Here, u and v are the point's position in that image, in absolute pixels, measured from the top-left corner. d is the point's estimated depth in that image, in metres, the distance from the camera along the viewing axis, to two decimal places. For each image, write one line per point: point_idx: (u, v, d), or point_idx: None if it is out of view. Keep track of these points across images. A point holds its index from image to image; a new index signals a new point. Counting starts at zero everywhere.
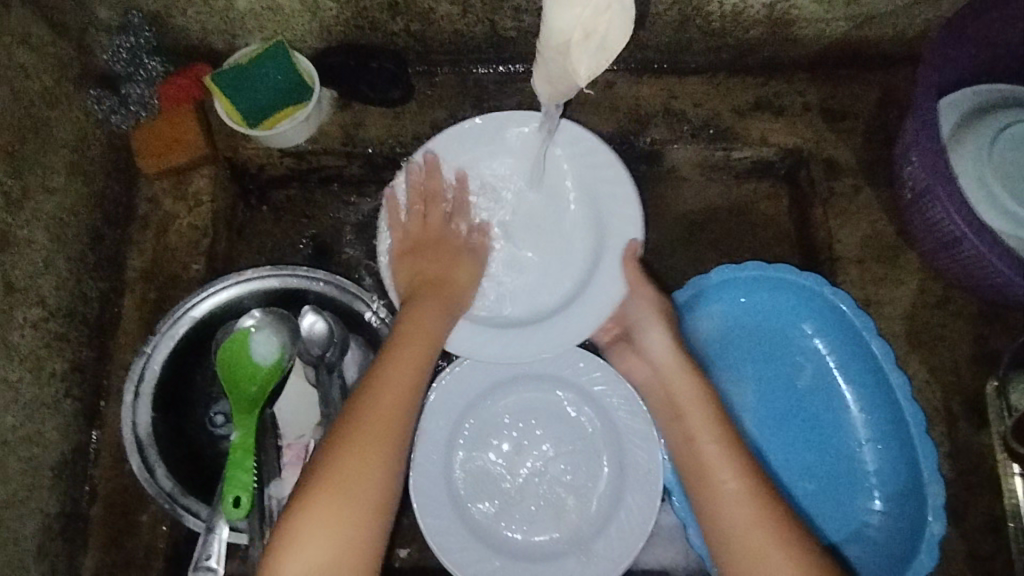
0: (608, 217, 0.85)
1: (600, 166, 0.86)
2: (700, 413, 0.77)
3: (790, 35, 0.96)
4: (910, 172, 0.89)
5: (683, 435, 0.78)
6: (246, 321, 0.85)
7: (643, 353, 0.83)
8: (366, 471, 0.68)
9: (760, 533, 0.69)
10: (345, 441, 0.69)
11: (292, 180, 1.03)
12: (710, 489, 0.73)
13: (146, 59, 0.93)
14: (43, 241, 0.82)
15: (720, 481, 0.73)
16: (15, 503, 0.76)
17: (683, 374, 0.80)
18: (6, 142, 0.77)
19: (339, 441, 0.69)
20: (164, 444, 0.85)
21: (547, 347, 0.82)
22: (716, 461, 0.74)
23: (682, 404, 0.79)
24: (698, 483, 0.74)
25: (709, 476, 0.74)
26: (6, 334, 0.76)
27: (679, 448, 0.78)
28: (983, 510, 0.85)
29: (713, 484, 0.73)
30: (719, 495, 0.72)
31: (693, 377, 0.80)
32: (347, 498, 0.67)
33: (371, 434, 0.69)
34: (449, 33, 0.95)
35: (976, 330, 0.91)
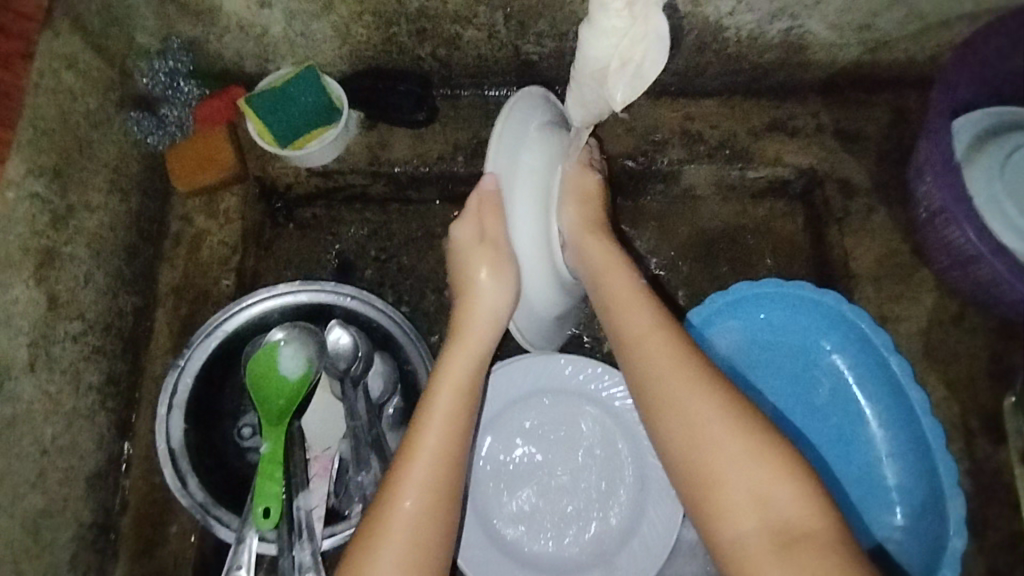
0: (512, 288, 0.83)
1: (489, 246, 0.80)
2: (657, 345, 0.73)
3: (803, 59, 0.99)
4: (925, 192, 0.91)
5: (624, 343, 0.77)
6: (275, 335, 0.87)
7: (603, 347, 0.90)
8: (428, 519, 0.69)
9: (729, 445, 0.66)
10: (396, 499, 0.69)
11: (319, 198, 1.06)
12: (691, 419, 0.67)
13: (182, 83, 0.97)
14: (83, 256, 0.84)
15: (676, 417, 0.68)
16: (52, 512, 0.78)
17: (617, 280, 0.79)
18: (54, 161, 0.80)
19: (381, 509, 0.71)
20: (196, 456, 0.87)
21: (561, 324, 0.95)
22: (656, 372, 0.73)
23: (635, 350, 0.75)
24: (671, 420, 0.68)
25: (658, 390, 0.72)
26: (48, 346, 0.78)
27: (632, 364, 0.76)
28: (1003, 527, 0.85)
29: (682, 419, 0.68)
30: (703, 423, 0.66)
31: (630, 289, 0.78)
32: (411, 541, 0.67)
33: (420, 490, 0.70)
34: (473, 58, 0.99)
35: (994, 347, 0.92)
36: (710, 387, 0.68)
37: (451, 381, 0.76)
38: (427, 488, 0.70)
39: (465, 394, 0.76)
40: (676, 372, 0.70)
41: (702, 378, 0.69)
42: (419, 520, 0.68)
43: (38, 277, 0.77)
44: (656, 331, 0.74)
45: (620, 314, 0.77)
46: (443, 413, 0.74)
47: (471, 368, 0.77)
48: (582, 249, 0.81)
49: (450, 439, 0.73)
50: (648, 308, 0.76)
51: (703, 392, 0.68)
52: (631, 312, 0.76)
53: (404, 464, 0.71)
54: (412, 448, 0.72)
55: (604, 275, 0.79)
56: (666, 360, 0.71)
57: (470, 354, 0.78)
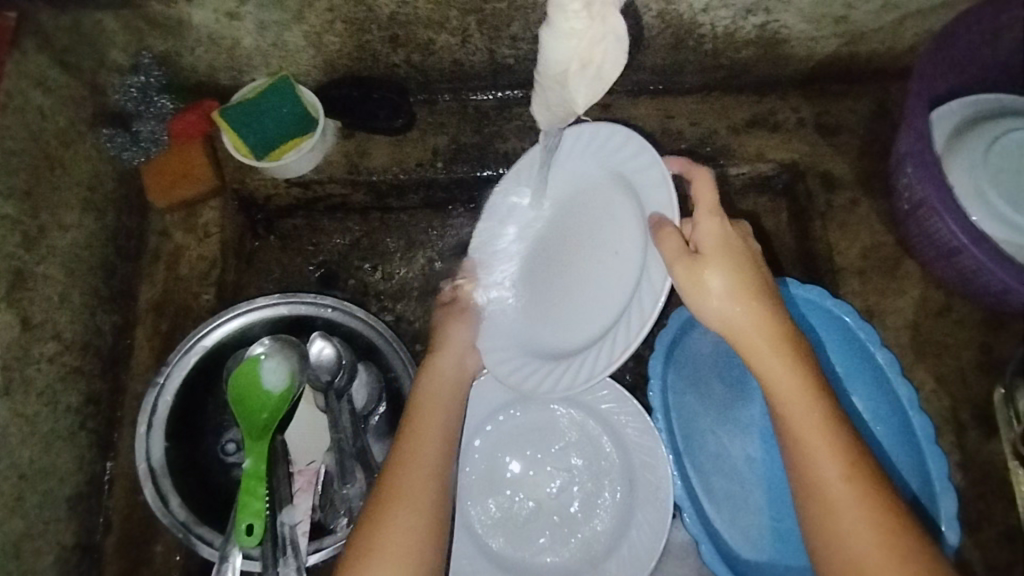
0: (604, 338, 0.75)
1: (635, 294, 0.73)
2: (842, 453, 0.66)
3: (781, 53, 0.98)
4: (906, 184, 0.91)
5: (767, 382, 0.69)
6: (257, 348, 0.88)
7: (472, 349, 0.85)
8: (422, 530, 0.72)
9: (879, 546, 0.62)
10: (399, 511, 0.72)
11: (298, 209, 1.06)
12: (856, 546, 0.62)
13: (157, 97, 0.96)
14: (58, 275, 0.84)
15: (834, 498, 0.64)
16: (31, 536, 0.77)
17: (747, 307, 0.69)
18: (23, 182, 0.79)
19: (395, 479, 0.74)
20: (177, 474, 0.86)
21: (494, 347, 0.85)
22: (815, 419, 0.67)
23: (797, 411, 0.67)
24: (840, 547, 0.63)
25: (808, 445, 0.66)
26: (22, 369, 0.78)
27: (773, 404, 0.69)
28: (997, 520, 0.84)
29: (841, 524, 0.64)
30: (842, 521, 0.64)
31: (764, 315, 0.70)
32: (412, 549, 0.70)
33: (417, 501, 0.73)
34: (448, 63, 0.98)
35: (982, 337, 0.91)
36: (882, 511, 0.63)
37: (432, 398, 0.82)
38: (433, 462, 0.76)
39: (463, 376, 0.85)
40: (840, 481, 0.65)
41: (869, 496, 0.64)
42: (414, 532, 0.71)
43: (10, 299, 0.77)
44: (818, 425, 0.67)
45: (782, 390, 0.68)
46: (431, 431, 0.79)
47: (448, 386, 0.83)
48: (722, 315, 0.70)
49: (439, 449, 0.78)
50: (804, 375, 0.68)
51: (877, 519, 0.63)
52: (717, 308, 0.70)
53: (410, 450, 0.77)
54: (407, 457, 0.76)
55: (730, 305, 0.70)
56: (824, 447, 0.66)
57: (448, 374, 0.84)
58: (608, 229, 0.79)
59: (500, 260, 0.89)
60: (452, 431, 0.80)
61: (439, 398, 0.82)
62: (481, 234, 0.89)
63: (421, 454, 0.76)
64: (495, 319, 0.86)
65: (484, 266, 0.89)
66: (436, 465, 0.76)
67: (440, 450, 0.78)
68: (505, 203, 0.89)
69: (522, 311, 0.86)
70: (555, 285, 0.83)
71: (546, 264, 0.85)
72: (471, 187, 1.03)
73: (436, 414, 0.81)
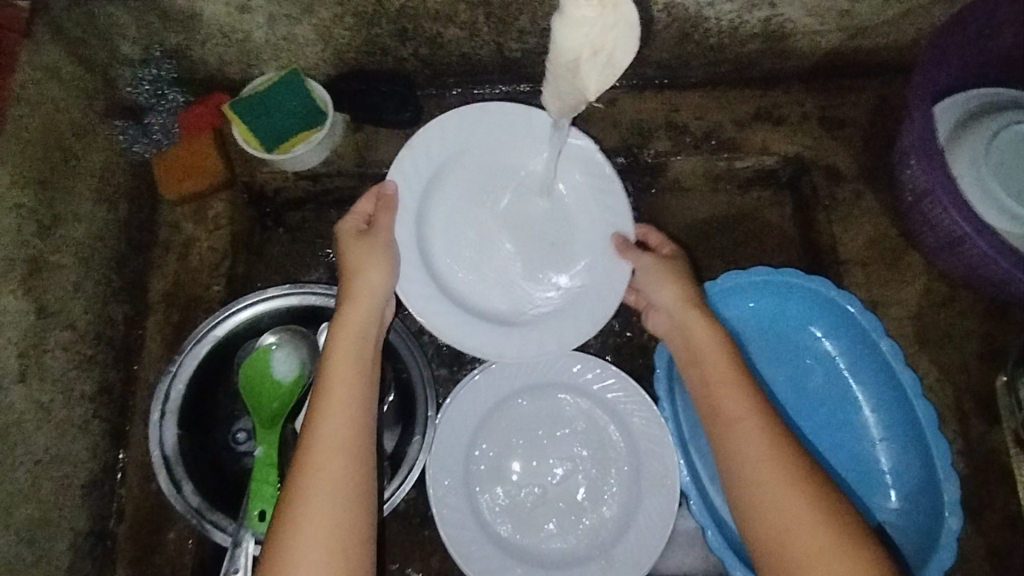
0: (552, 313, 0.87)
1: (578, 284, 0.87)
2: (792, 464, 0.68)
3: (786, 47, 0.99)
4: (910, 175, 0.92)
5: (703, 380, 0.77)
6: (268, 338, 0.89)
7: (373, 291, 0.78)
8: (337, 514, 0.66)
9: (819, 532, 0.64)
10: (310, 510, 0.66)
11: (307, 202, 1.07)
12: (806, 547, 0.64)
13: (168, 91, 0.98)
14: (72, 265, 0.85)
15: (764, 489, 0.68)
16: (47, 521, 0.78)
17: (689, 310, 0.80)
18: (38, 172, 0.80)
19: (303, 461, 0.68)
20: (190, 461, 0.87)
21: (411, 288, 0.83)
22: (745, 411, 0.72)
23: (727, 408, 0.73)
24: (793, 554, 0.65)
25: (737, 436, 0.71)
26: (38, 356, 0.78)
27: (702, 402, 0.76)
28: (999, 507, 0.85)
29: (794, 530, 0.65)
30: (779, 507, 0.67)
31: (703, 318, 0.79)
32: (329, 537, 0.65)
33: (331, 494, 0.67)
34: (457, 56, 0.99)
35: (984, 328, 0.92)
36: (831, 514, 0.65)
37: (338, 369, 0.74)
38: (345, 432, 0.70)
39: (369, 329, 0.77)
40: (790, 492, 0.67)
41: (819, 500, 0.66)
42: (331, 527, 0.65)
43: (26, 287, 0.78)
44: (763, 439, 0.70)
45: (732, 411, 0.72)
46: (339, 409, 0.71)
47: (354, 352, 0.75)
48: (676, 319, 0.81)
49: (348, 431, 0.70)
50: (753, 395, 0.73)
51: (828, 521, 0.65)
52: (667, 300, 0.81)
53: (315, 425, 0.70)
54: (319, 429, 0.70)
55: (683, 312, 0.80)
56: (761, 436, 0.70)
57: (351, 337, 0.75)
58: (559, 211, 0.89)
59: (419, 180, 0.86)
60: (363, 402, 0.73)
61: (348, 365, 0.74)
62: (411, 143, 0.85)
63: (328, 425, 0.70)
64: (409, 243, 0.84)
65: (403, 175, 0.85)
66: (348, 437, 0.70)
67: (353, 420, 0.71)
68: (442, 131, 0.86)
69: (429, 250, 0.86)
70: (482, 244, 0.88)
71: (469, 214, 0.88)
72: None
73: (347, 375, 0.73)
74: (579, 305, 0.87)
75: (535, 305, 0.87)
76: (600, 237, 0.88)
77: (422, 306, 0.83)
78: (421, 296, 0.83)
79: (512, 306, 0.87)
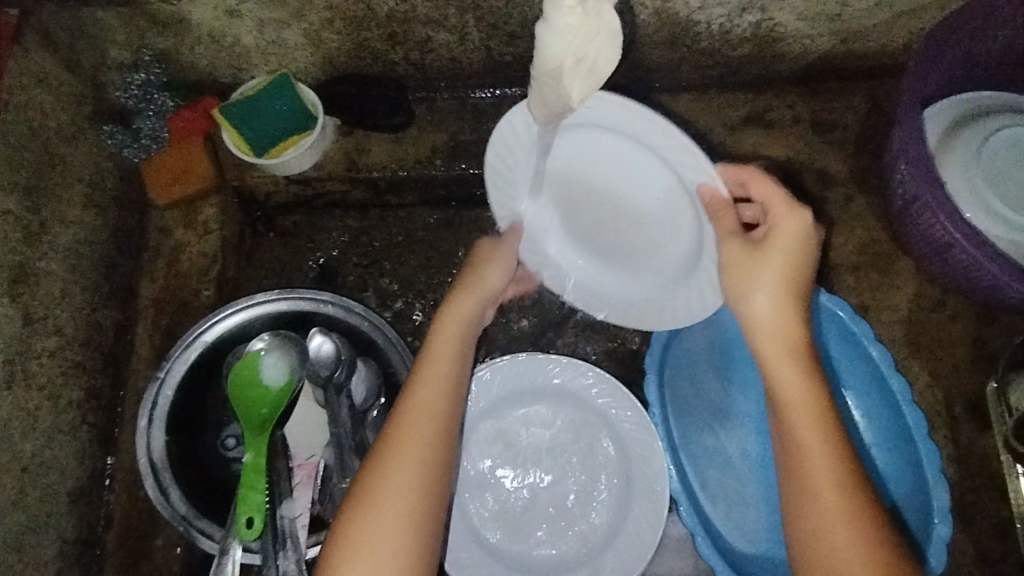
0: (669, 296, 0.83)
1: (678, 268, 0.80)
2: (837, 462, 0.62)
3: (777, 51, 0.99)
4: (900, 180, 0.91)
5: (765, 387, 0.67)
6: (256, 344, 0.89)
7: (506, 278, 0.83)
8: (411, 501, 0.67)
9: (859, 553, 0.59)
10: (387, 495, 0.67)
11: (298, 206, 1.07)
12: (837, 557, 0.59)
13: (157, 95, 0.98)
14: (59, 271, 0.84)
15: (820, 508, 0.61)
16: (34, 528, 0.78)
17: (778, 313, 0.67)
18: (26, 178, 0.80)
19: (389, 443, 0.70)
20: (178, 468, 0.86)
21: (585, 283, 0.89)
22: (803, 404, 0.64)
23: (795, 417, 0.64)
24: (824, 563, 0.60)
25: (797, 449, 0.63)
26: (24, 363, 0.78)
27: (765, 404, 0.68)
28: (989, 512, 0.85)
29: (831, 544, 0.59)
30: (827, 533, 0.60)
31: (793, 316, 0.67)
32: (396, 523, 0.66)
33: (403, 491, 0.67)
34: (447, 60, 0.99)
35: (975, 333, 0.92)
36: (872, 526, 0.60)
37: (437, 364, 0.74)
38: (435, 421, 0.71)
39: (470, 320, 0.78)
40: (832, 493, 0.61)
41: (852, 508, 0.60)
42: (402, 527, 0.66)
43: (12, 294, 0.77)
44: (814, 429, 0.63)
45: (783, 395, 0.65)
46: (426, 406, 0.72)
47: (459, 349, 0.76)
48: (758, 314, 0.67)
49: (434, 430, 0.71)
50: (803, 368, 0.65)
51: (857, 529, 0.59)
52: (756, 293, 0.67)
53: (407, 409, 0.71)
54: (405, 415, 0.71)
55: (767, 304, 0.67)
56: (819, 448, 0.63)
57: (458, 336, 0.76)
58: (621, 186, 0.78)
59: (509, 207, 0.85)
60: (455, 401, 0.74)
61: (446, 364, 0.74)
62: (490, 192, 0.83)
63: (421, 413, 0.71)
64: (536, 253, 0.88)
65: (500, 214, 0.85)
66: (433, 425, 0.71)
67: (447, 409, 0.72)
68: (495, 156, 0.79)
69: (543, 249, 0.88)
70: (582, 234, 0.86)
71: (565, 208, 0.84)
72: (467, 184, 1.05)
73: (447, 365, 0.74)
74: (687, 289, 0.80)
75: (655, 285, 0.84)
76: (686, 194, 0.72)
77: (586, 293, 0.90)
78: (579, 292, 0.90)
79: (643, 292, 0.86)
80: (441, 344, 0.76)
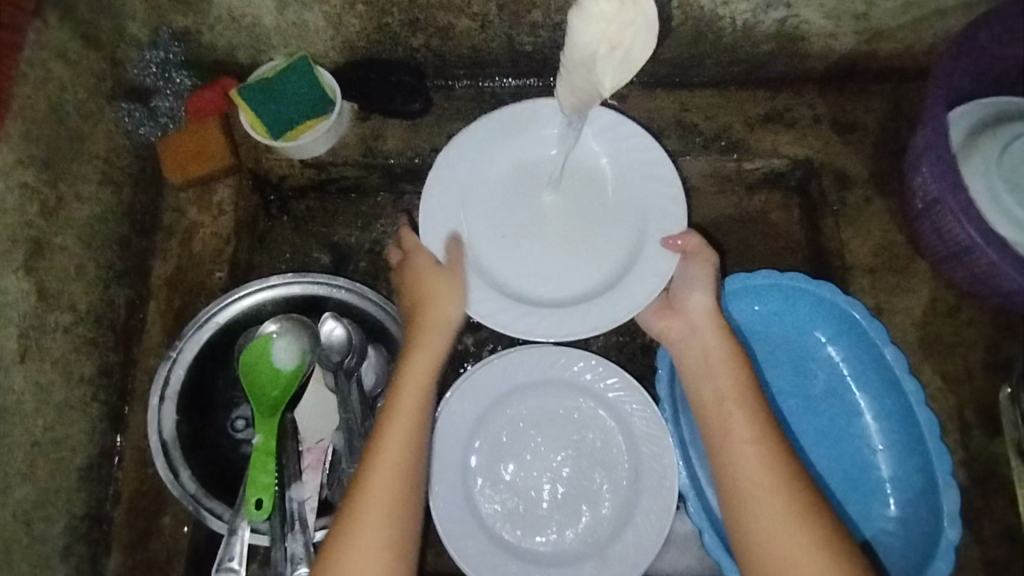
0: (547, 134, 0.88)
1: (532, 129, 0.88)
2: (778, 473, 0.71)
3: (799, 49, 0.99)
4: (921, 183, 0.91)
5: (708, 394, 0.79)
6: (268, 327, 0.89)
7: (683, 313, 0.83)
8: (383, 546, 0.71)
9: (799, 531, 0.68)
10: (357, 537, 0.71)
11: (312, 190, 1.07)
12: (751, 493, 0.71)
13: (175, 74, 0.98)
14: (74, 247, 0.84)
15: (755, 478, 0.72)
16: (45, 502, 0.77)
17: (723, 343, 0.80)
18: (43, 152, 0.79)
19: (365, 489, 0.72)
20: (188, 447, 0.87)
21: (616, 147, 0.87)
22: (716, 396, 0.78)
23: (724, 402, 0.77)
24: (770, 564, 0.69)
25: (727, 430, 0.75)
26: (39, 337, 0.78)
27: (701, 404, 0.79)
28: (997, 518, 0.85)
29: (766, 530, 0.70)
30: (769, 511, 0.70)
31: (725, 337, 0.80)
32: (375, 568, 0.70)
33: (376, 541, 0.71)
34: (467, 48, 0.99)
35: (989, 339, 0.92)
36: (788, 481, 0.71)
37: (405, 397, 0.77)
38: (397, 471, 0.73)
39: (428, 379, 0.78)
40: (777, 507, 0.70)
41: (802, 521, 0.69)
42: (382, 548, 0.71)
43: (29, 267, 0.77)
44: (741, 413, 0.76)
45: (714, 385, 0.78)
46: (402, 433, 0.75)
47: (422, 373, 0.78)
48: (698, 331, 0.81)
49: (400, 480, 0.73)
50: (734, 369, 0.78)
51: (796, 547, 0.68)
52: (712, 342, 0.80)
53: (379, 454, 0.74)
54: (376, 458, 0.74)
55: (716, 360, 0.79)
56: (748, 430, 0.74)
57: (422, 359, 0.79)
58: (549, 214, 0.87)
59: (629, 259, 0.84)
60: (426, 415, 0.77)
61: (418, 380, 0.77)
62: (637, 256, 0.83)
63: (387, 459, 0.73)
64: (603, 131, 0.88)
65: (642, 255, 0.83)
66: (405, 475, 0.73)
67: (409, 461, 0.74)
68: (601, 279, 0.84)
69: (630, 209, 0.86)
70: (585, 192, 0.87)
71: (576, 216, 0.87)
72: None
73: (407, 416, 0.76)
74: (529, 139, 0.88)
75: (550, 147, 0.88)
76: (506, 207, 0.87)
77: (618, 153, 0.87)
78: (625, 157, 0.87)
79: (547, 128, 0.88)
80: (411, 383, 0.77)
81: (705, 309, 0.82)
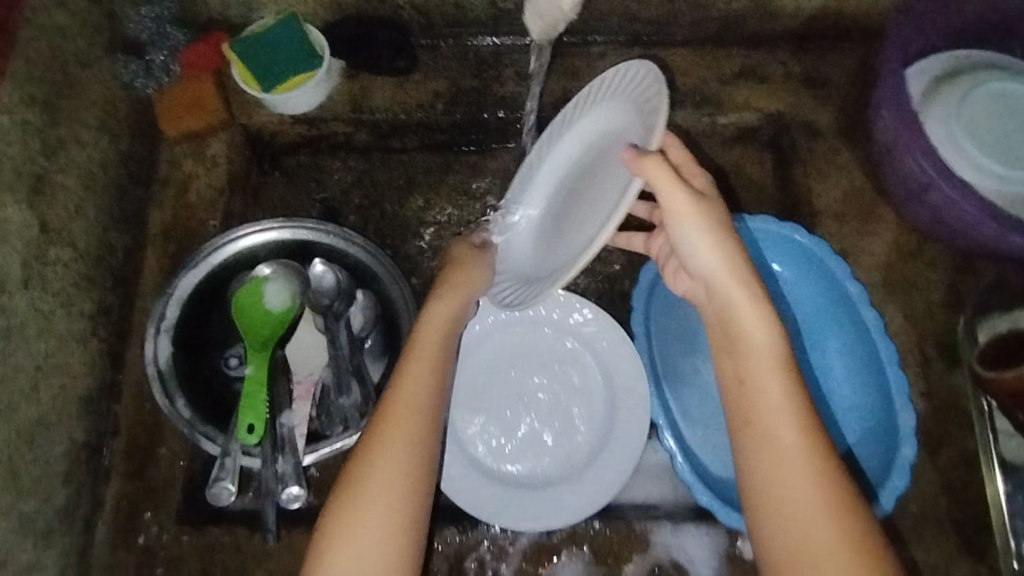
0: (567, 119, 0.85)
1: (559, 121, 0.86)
2: (814, 459, 0.62)
3: (769, 7, 1.03)
4: (883, 129, 0.95)
5: (735, 367, 0.67)
6: (261, 270, 0.95)
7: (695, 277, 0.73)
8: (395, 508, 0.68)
9: (834, 530, 0.59)
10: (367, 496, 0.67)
11: (304, 146, 1.12)
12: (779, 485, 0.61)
13: (169, 29, 1.01)
14: (74, 188, 0.88)
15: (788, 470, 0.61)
16: (46, 425, 0.81)
17: (753, 308, 0.68)
18: (44, 94, 0.83)
19: (378, 451, 0.69)
20: (183, 378, 0.90)
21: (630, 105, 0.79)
22: (749, 374, 0.66)
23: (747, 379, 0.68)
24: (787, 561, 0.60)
25: (759, 412, 0.64)
26: (40, 268, 0.82)
27: (730, 382, 0.67)
28: (956, 444, 0.88)
29: (797, 525, 0.60)
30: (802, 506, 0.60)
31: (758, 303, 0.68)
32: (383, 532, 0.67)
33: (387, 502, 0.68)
34: (451, 6, 1.05)
35: (950, 278, 0.96)
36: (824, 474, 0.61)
37: (423, 361, 0.74)
38: (414, 430, 0.70)
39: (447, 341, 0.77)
40: (819, 509, 0.60)
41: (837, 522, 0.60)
42: (395, 522, 0.67)
43: (31, 201, 0.81)
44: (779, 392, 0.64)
45: (744, 361, 0.66)
46: (417, 395, 0.72)
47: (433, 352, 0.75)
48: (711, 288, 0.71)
49: (415, 437, 0.70)
50: (773, 344, 0.66)
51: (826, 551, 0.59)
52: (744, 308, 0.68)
53: (392, 415, 0.71)
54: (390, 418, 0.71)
55: (751, 330, 0.67)
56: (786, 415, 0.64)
57: (438, 330, 0.77)
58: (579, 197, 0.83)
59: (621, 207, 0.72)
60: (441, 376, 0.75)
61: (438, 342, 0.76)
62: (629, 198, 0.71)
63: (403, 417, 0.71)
64: (619, 90, 0.81)
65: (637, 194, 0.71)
66: (419, 434, 0.71)
67: (425, 420, 0.71)
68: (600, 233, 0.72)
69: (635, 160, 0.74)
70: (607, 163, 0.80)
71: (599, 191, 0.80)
72: (469, 129, 1.10)
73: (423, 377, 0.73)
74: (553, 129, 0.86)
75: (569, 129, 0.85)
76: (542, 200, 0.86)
77: (630, 113, 0.79)
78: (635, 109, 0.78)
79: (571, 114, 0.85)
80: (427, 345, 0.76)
81: (711, 265, 0.70)
